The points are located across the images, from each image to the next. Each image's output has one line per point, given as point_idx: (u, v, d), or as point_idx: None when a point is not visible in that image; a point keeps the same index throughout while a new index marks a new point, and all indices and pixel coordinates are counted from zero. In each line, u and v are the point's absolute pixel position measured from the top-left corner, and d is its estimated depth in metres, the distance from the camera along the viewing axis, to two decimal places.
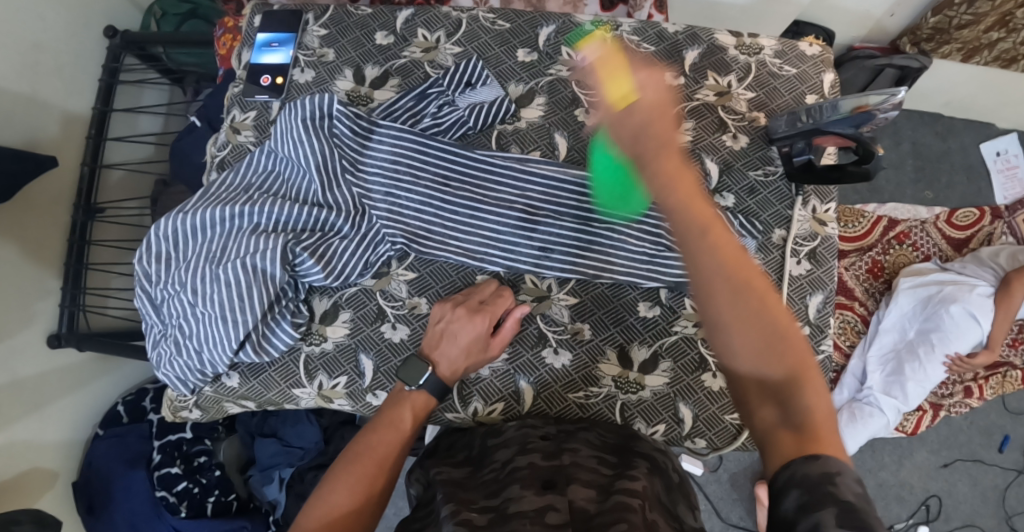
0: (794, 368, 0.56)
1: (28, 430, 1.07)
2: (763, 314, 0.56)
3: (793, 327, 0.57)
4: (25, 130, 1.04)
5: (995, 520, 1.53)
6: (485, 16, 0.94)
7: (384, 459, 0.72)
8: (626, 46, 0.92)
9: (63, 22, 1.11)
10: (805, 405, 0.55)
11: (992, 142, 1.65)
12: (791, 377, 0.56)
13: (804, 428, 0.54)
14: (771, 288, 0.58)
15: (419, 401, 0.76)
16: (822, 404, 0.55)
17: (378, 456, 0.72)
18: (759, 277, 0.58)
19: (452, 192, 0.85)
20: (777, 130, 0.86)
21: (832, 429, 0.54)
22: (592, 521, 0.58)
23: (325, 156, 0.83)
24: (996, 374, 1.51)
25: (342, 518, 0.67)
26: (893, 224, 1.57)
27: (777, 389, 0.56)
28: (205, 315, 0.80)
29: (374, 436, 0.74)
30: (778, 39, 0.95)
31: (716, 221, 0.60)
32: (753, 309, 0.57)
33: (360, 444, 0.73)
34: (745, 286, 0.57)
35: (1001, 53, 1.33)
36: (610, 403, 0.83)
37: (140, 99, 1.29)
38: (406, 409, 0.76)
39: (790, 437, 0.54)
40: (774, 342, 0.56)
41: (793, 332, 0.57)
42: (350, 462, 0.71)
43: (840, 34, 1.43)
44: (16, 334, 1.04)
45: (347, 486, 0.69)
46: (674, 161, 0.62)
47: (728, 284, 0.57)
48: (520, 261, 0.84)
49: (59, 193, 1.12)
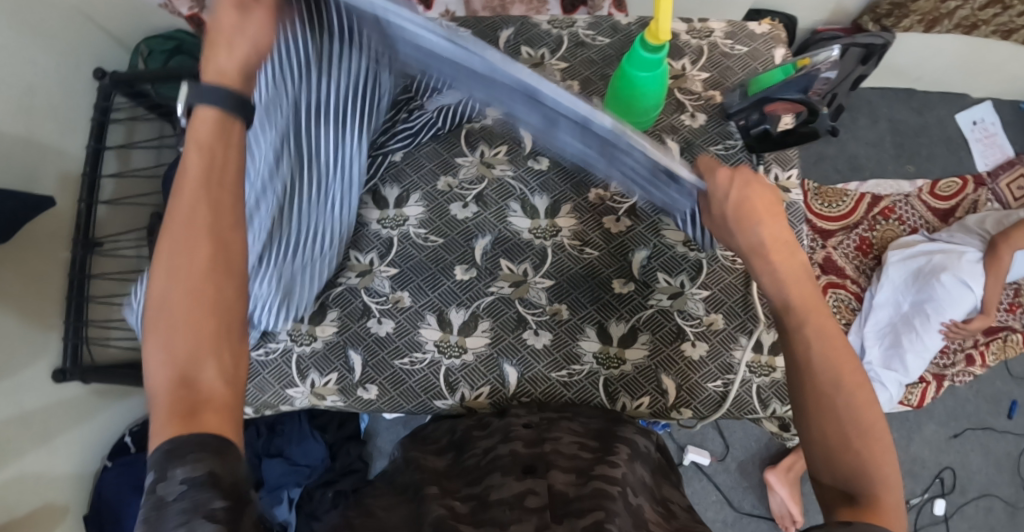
0: (867, 459, 0.58)
1: (34, 464, 1.10)
2: (845, 406, 0.60)
3: (874, 421, 0.60)
4: (25, 171, 1.10)
5: (1012, 488, 1.52)
6: (448, 24, 0.99)
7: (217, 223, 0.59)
8: (582, 40, 0.97)
9: (53, 66, 1.18)
10: (871, 491, 0.57)
11: (968, 111, 1.69)
12: (860, 465, 0.58)
13: (867, 510, 0.56)
14: (863, 383, 0.61)
15: (209, 122, 0.61)
16: (890, 495, 0.57)
17: (193, 220, 0.59)
18: (857, 371, 0.62)
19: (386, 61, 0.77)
20: (732, 105, 0.90)
21: (897, 521, 0.56)
22: (571, 504, 0.60)
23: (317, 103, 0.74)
24: (997, 339, 1.51)
25: (191, 287, 0.57)
26: (876, 199, 1.59)
27: (843, 471, 0.59)
28: None
29: (184, 204, 0.59)
30: (728, 22, 1.00)
31: (819, 318, 0.65)
32: (836, 398, 0.61)
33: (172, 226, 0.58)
34: (830, 380, 0.61)
35: (961, 22, 1.38)
36: (594, 379, 0.85)
37: (132, 135, 1.36)
38: (193, 149, 0.60)
39: (849, 511, 0.56)
40: (848, 431, 0.60)
41: (872, 424, 0.60)
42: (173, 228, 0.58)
43: (802, 19, 1.47)
44: (23, 371, 1.08)
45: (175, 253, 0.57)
46: (780, 254, 0.68)
47: (817, 375, 0.62)
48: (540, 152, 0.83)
49: (58, 230, 1.18)
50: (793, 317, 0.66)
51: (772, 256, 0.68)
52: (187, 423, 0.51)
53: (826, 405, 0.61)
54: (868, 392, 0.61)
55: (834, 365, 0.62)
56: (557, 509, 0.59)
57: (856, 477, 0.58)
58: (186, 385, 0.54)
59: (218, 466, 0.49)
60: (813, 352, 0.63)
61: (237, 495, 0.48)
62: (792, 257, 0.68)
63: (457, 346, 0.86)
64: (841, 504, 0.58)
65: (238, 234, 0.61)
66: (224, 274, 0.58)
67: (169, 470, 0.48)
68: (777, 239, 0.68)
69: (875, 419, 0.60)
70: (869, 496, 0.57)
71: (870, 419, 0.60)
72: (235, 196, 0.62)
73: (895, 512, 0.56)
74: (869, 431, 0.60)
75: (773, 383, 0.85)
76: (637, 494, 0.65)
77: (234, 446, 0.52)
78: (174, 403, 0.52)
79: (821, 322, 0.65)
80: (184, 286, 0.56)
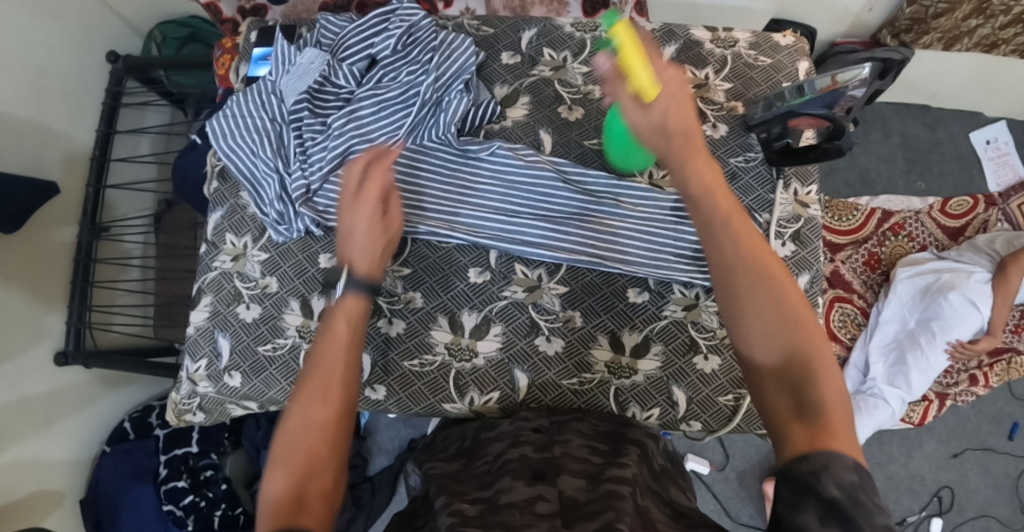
0: (805, 349, 0.57)
1: (35, 449, 1.09)
2: (780, 298, 0.59)
3: (801, 313, 0.59)
4: (31, 153, 1.09)
5: (1009, 509, 1.52)
6: (469, 23, 0.98)
7: (340, 373, 0.67)
8: (606, 45, 0.96)
9: (64, 47, 1.16)
10: (817, 391, 0.55)
11: (981, 131, 1.67)
12: (792, 355, 0.57)
13: (816, 421, 0.54)
14: (784, 273, 0.61)
15: (353, 305, 0.73)
16: (835, 393, 0.55)
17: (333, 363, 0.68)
18: (778, 267, 0.62)
19: (359, 101, 0.88)
20: (754, 117, 0.90)
21: (843, 422, 0.54)
22: (582, 509, 0.59)
23: (343, 92, 0.90)
24: (1001, 361, 1.50)
25: (314, 425, 0.62)
26: (887, 215, 1.58)
27: (790, 362, 0.57)
28: (251, 317, 0.90)
29: (328, 352, 0.69)
30: (752, 33, 0.99)
31: (739, 217, 0.66)
32: (773, 293, 0.60)
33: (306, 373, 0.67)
34: (753, 269, 0.62)
35: (982, 40, 1.37)
36: (604, 389, 0.84)
37: (141, 121, 1.35)
38: (337, 321, 0.72)
39: (799, 422, 0.54)
40: (784, 323, 0.58)
41: (800, 313, 0.59)
42: (311, 376, 0.66)
43: (821, 31, 1.46)
44: (23, 354, 1.07)
45: (316, 395, 0.64)
46: (705, 173, 0.70)
47: (740, 257, 0.63)
48: (541, 179, 0.87)
49: (62, 213, 1.17)
50: (707, 210, 0.68)
51: (686, 163, 0.71)
52: (289, 521, 0.54)
53: (762, 309, 0.60)
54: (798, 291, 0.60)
55: (756, 254, 0.62)
56: (567, 515, 0.58)
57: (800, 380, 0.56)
58: (296, 498, 0.56)
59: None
60: (730, 242, 0.64)
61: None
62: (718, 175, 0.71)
63: (468, 349, 0.85)
64: (788, 417, 0.55)
65: (354, 392, 0.67)
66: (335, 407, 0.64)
67: None
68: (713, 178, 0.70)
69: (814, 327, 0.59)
70: (815, 401, 0.55)
71: (817, 339, 0.58)
72: (357, 371, 0.69)
73: (842, 417, 0.54)
74: (816, 346, 0.57)
75: None
76: (644, 498, 0.64)
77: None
78: (282, 507, 0.55)
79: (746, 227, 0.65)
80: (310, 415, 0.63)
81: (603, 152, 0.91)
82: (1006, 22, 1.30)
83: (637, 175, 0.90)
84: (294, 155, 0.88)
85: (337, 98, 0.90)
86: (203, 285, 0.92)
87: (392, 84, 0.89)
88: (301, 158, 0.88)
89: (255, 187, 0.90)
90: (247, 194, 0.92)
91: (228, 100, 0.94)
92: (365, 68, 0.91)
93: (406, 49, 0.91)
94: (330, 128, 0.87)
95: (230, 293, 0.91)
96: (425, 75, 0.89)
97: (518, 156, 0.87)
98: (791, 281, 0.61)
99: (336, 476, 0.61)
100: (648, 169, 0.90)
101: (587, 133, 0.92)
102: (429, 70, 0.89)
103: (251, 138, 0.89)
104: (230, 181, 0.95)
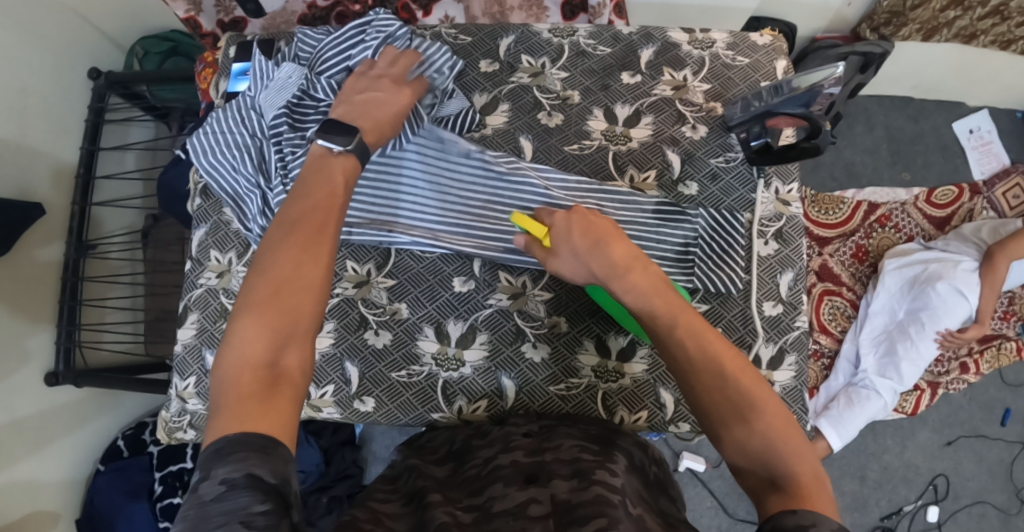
0: (767, 423, 0.61)
1: (27, 470, 1.09)
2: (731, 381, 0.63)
3: (755, 387, 0.63)
4: (14, 172, 1.09)
5: (1004, 494, 1.52)
6: (447, 32, 0.98)
7: (317, 224, 0.67)
8: (583, 49, 0.97)
9: (45, 67, 1.16)
10: (786, 461, 0.59)
11: (964, 120, 1.68)
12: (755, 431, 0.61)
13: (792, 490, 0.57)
14: (732, 356, 0.65)
15: (341, 166, 0.72)
16: (803, 462, 0.59)
17: (312, 213, 0.68)
18: (724, 351, 0.65)
19: None
20: (733, 117, 0.91)
21: (816, 485, 0.58)
22: (574, 513, 0.59)
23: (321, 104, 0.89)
24: (991, 347, 1.52)
25: (292, 279, 0.63)
26: (873, 208, 1.59)
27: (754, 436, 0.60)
28: None
29: (314, 208, 0.68)
30: (730, 33, 0.99)
31: (674, 306, 0.68)
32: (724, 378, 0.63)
33: (287, 223, 0.67)
34: (703, 358, 0.64)
35: (960, 31, 1.37)
36: (592, 393, 0.85)
37: (126, 136, 1.34)
38: (321, 181, 0.71)
39: (775, 495, 0.58)
40: (742, 403, 0.62)
41: (755, 390, 0.62)
42: (287, 230, 0.66)
43: (802, 26, 1.47)
44: (14, 375, 1.07)
45: (292, 250, 0.65)
46: (628, 264, 0.70)
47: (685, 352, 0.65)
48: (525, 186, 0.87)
49: (49, 232, 1.16)
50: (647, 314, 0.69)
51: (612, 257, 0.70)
52: (265, 399, 0.57)
53: (727, 410, 0.62)
54: (751, 373, 0.64)
55: (697, 345, 0.65)
56: (561, 518, 0.60)
57: (771, 463, 0.60)
58: (269, 365, 0.60)
59: (268, 479, 0.52)
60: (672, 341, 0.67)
61: (281, 504, 0.52)
62: (648, 272, 0.70)
63: (455, 359, 0.86)
64: (767, 492, 0.59)
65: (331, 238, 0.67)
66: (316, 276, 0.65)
67: (222, 463, 0.53)
68: (633, 262, 0.70)
69: (775, 404, 0.62)
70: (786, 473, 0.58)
71: (772, 407, 0.62)
72: (337, 218, 0.69)
73: (816, 488, 0.57)
74: (771, 411, 0.61)
75: None
76: (636, 505, 0.64)
77: (283, 446, 0.55)
78: (257, 378, 0.59)
79: (692, 324, 0.67)
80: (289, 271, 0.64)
81: (583, 157, 0.91)
82: (984, 13, 1.32)
83: (618, 179, 0.90)
84: (275, 171, 0.87)
85: (316, 110, 0.88)
86: (188, 302, 0.92)
87: None
88: (281, 173, 0.87)
89: (238, 204, 0.91)
90: (231, 210, 0.92)
91: (208, 117, 0.94)
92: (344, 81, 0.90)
93: None
94: (308, 141, 0.86)
95: (216, 310, 0.91)
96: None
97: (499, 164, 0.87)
98: (735, 359, 0.64)
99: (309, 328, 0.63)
100: (629, 172, 0.91)
101: (568, 138, 0.92)
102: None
103: (232, 154, 0.90)
104: (213, 197, 0.95)
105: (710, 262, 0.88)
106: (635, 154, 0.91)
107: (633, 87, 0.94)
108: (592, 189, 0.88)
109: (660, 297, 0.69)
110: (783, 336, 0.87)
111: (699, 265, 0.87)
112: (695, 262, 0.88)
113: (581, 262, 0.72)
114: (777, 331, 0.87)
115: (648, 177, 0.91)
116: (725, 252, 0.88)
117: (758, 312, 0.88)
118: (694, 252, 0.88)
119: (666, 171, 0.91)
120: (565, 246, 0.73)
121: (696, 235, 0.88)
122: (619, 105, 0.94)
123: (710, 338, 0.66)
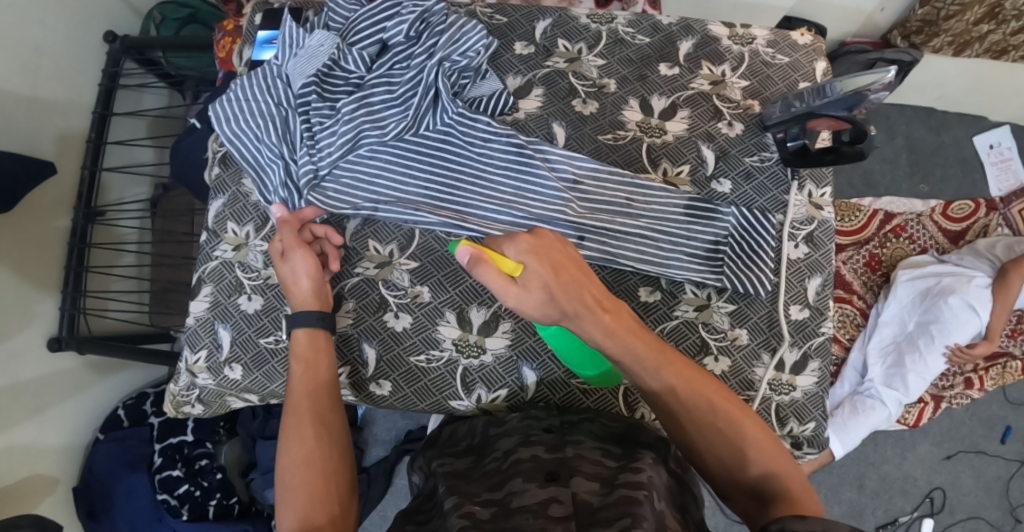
0: (752, 444, 0.65)
1: (28, 434, 1.07)
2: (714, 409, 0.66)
3: (733, 411, 0.67)
4: (23, 131, 1.05)
5: (999, 512, 1.53)
6: (482, 11, 0.95)
7: (319, 393, 0.75)
8: (622, 37, 0.94)
9: (60, 26, 1.13)
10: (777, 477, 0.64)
11: (985, 134, 1.66)
12: (741, 455, 0.65)
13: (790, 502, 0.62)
14: (706, 380, 0.68)
15: (304, 339, 0.79)
16: (791, 473, 0.64)
17: (300, 387, 0.75)
18: (698, 380, 0.68)
19: (371, 88, 0.85)
20: (772, 116, 0.89)
21: (804, 490, 0.64)
22: (596, 516, 0.57)
23: (352, 79, 0.87)
24: (996, 366, 1.52)
25: (311, 449, 0.70)
26: (889, 217, 1.57)
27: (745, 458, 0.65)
28: (255, 311, 0.88)
29: (299, 394, 0.75)
30: (770, 30, 0.97)
31: (643, 341, 0.68)
32: (707, 407, 0.67)
33: (286, 423, 0.73)
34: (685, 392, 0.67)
35: (992, 46, 1.35)
36: (613, 388, 0.83)
37: (139, 103, 1.31)
38: (297, 364, 0.77)
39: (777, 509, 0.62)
40: (727, 431, 0.66)
41: (733, 414, 0.66)
42: (291, 415, 0.73)
43: (832, 30, 1.45)
44: (14, 337, 1.04)
45: (297, 430, 0.72)
46: (598, 295, 0.67)
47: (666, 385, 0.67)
48: (555, 173, 0.86)
49: (59, 196, 1.13)
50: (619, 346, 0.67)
51: (582, 290, 0.66)
52: None
53: (726, 448, 0.65)
54: (726, 395, 0.68)
55: (673, 380, 0.67)
56: (583, 518, 0.57)
57: (763, 483, 0.64)
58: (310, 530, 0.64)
59: None
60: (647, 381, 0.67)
61: None
62: (621, 311, 0.68)
63: (476, 346, 0.84)
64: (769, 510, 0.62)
65: (333, 405, 0.76)
66: (327, 444, 0.72)
67: None
68: (601, 298, 0.67)
69: (751, 425, 0.66)
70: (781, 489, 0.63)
71: (748, 426, 0.66)
72: (331, 388, 0.77)
73: (806, 495, 0.63)
74: (749, 431, 0.66)
75: (792, 402, 0.84)
76: (659, 502, 0.62)
77: None
78: None
79: (662, 357, 0.68)
80: (308, 469, 0.69)
81: (617, 148, 0.89)
82: (1017, 29, 1.29)
83: (652, 172, 0.89)
84: (301, 140, 0.86)
85: (347, 83, 0.87)
86: (203, 274, 0.89)
87: (404, 72, 0.87)
88: (309, 144, 0.85)
89: (258, 173, 0.88)
90: (251, 181, 0.89)
91: (233, 83, 0.90)
92: (376, 54, 0.88)
93: (420, 36, 0.88)
94: (339, 112, 0.85)
95: (231, 284, 0.89)
96: (430, 59, 0.87)
97: (530, 148, 0.86)
98: (711, 386, 0.68)
99: (339, 496, 0.69)
100: (663, 165, 0.89)
101: (602, 127, 0.90)
102: (433, 52, 0.87)
103: (256, 122, 0.87)
104: (233, 167, 0.92)
105: (739, 267, 0.85)
106: (669, 147, 0.90)
107: (670, 79, 0.92)
108: (623, 183, 0.86)
109: (639, 335, 0.68)
110: (808, 341, 0.86)
111: (729, 265, 0.85)
112: (725, 262, 0.85)
113: (559, 299, 0.64)
114: (802, 336, 0.86)
115: (682, 172, 0.89)
116: (757, 252, 0.86)
117: (784, 315, 0.86)
118: (724, 253, 0.85)
119: (699, 167, 0.89)
120: (538, 279, 0.63)
121: (728, 236, 0.86)
122: (656, 97, 0.92)
123: (682, 368, 0.68)
